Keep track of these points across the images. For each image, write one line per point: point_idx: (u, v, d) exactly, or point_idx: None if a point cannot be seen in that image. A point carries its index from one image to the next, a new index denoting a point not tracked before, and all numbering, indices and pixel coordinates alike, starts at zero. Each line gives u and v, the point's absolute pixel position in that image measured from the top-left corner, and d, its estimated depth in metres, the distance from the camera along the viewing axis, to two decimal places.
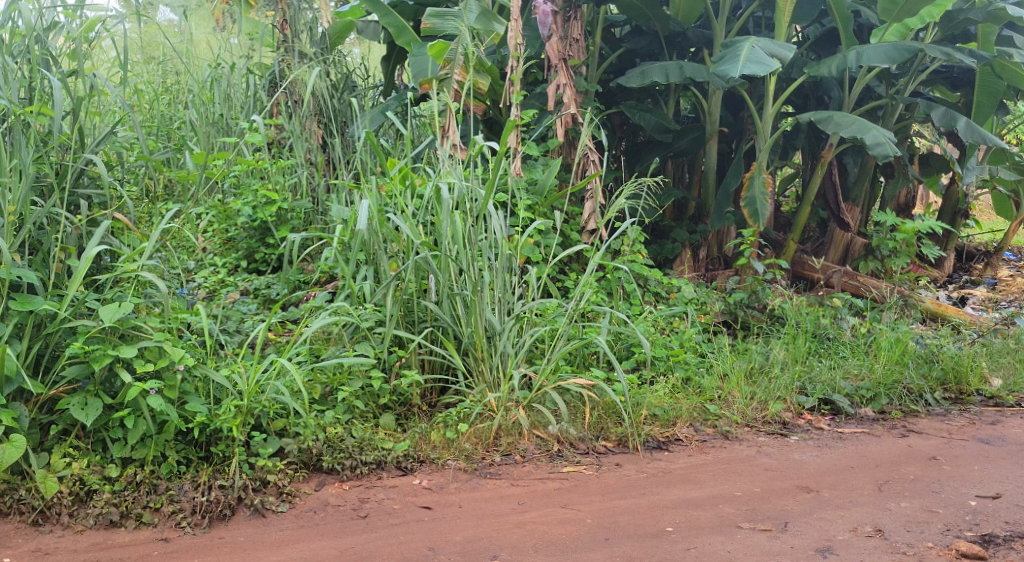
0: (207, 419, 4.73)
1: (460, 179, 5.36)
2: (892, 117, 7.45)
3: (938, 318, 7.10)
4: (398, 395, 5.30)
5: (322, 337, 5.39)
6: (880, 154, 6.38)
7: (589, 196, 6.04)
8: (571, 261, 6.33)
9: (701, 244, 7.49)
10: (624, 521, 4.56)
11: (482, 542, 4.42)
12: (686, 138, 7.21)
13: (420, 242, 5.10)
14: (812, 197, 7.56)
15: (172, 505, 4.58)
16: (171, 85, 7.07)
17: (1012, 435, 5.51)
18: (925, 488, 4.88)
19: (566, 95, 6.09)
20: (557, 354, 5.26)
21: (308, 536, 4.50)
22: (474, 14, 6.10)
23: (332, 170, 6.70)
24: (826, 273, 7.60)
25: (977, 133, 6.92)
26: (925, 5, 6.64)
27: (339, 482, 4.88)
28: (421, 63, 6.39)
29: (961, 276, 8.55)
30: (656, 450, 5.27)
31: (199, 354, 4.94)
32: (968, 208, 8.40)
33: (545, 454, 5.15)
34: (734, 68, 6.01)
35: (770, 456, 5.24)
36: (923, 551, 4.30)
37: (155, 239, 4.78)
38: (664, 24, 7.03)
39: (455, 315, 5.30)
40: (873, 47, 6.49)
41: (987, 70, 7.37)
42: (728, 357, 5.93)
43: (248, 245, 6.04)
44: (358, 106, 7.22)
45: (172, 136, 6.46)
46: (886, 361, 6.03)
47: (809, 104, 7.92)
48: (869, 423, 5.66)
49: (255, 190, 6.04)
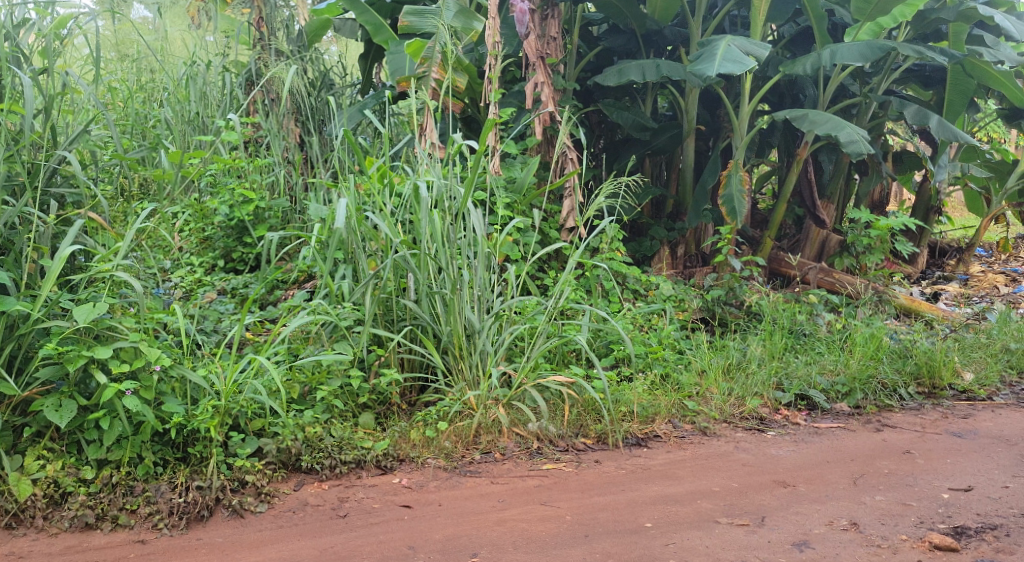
0: (184, 420, 4.71)
1: (438, 177, 5.35)
2: (865, 115, 7.52)
3: (912, 313, 7.19)
4: (377, 394, 5.29)
5: (301, 336, 5.38)
6: (854, 151, 6.45)
7: (567, 194, 6.05)
8: (550, 259, 6.35)
9: (679, 242, 7.50)
10: (604, 518, 4.58)
11: (462, 540, 4.42)
12: (664, 137, 7.23)
13: (399, 240, 5.11)
14: (789, 194, 7.58)
15: (148, 507, 4.55)
16: (146, 82, 6.97)
17: (985, 428, 5.59)
18: (899, 482, 4.95)
19: (544, 94, 6.09)
20: (536, 352, 5.29)
21: (287, 536, 4.48)
22: (451, 12, 6.10)
23: (310, 168, 6.68)
24: (802, 269, 7.66)
25: (949, 130, 7.00)
26: (898, 5, 6.69)
27: (317, 482, 4.87)
28: (398, 62, 6.37)
29: (934, 272, 8.64)
30: (635, 446, 5.31)
31: (176, 354, 4.91)
32: (940, 205, 8.49)
33: (524, 451, 5.16)
34: (710, 67, 6.03)
35: (747, 451, 5.28)
36: (897, 543, 4.35)
37: (129, 238, 4.74)
38: (641, 22, 7.06)
39: (435, 313, 5.29)
40: (847, 46, 6.53)
41: (958, 69, 7.46)
42: (706, 354, 5.99)
43: (225, 244, 6.00)
44: (335, 104, 7.18)
45: (147, 135, 6.41)
46: (861, 356, 6.09)
47: (784, 102, 7.97)
48: (845, 417, 5.72)
49: (232, 188, 6.00)
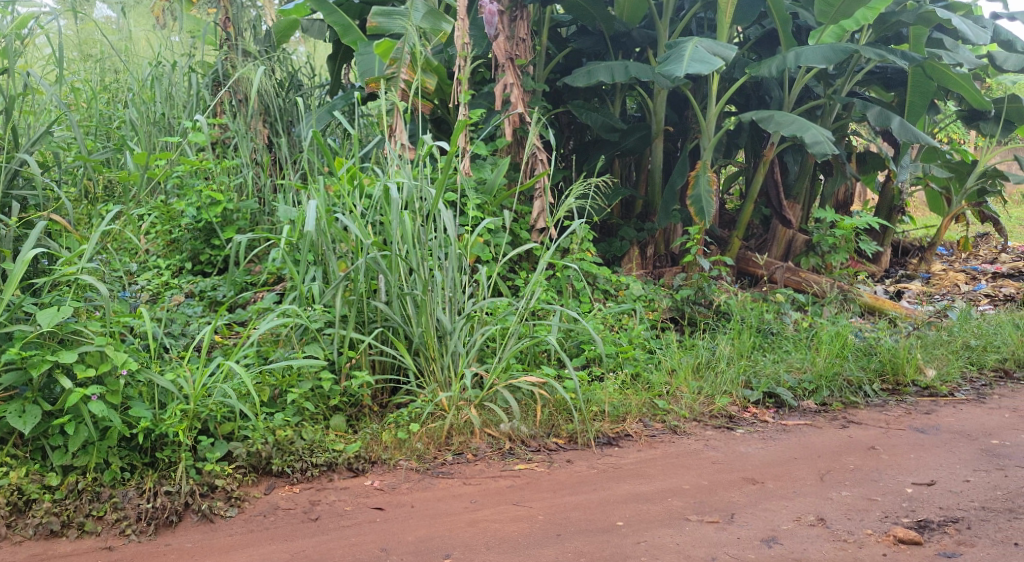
0: (152, 424, 4.67)
1: (409, 178, 5.34)
2: (829, 116, 7.64)
3: (875, 311, 7.32)
4: (348, 396, 5.26)
5: (271, 338, 5.34)
6: (819, 152, 6.54)
7: (538, 195, 6.06)
8: (521, 259, 6.36)
9: (649, 242, 7.55)
10: (575, 517, 4.61)
11: (434, 541, 4.43)
12: (633, 138, 7.28)
13: (369, 242, 5.10)
14: (755, 194, 7.66)
15: (115, 513, 4.50)
16: (110, 83, 6.86)
17: (946, 424, 5.70)
18: (864, 477, 5.03)
19: (513, 95, 6.12)
20: (508, 352, 5.30)
21: (258, 540, 4.46)
22: (420, 13, 6.07)
23: (279, 170, 6.63)
24: (770, 269, 7.75)
25: (910, 132, 7.11)
26: (860, 8, 6.80)
27: (288, 485, 4.85)
28: (367, 63, 6.35)
29: (897, 272, 8.79)
30: (606, 445, 5.34)
31: (142, 358, 4.86)
32: (903, 205, 8.64)
33: (497, 452, 5.18)
34: (678, 68, 6.08)
35: (717, 449, 5.34)
36: (863, 538, 4.43)
37: (94, 241, 4.68)
38: (609, 24, 7.09)
39: (405, 315, 5.28)
40: (811, 48, 6.62)
41: (918, 71, 7.58)
42: (676, 353, 6.04)
43: (192, 247, 5.93)
44: (303, 105, 7.14)
45: (111, 136, 6.32)
46: (828, 354, 6.17)
47: (751, 104, 8.06)
48: (812, 414, 5.81)
49: (199, 190, 5.92)
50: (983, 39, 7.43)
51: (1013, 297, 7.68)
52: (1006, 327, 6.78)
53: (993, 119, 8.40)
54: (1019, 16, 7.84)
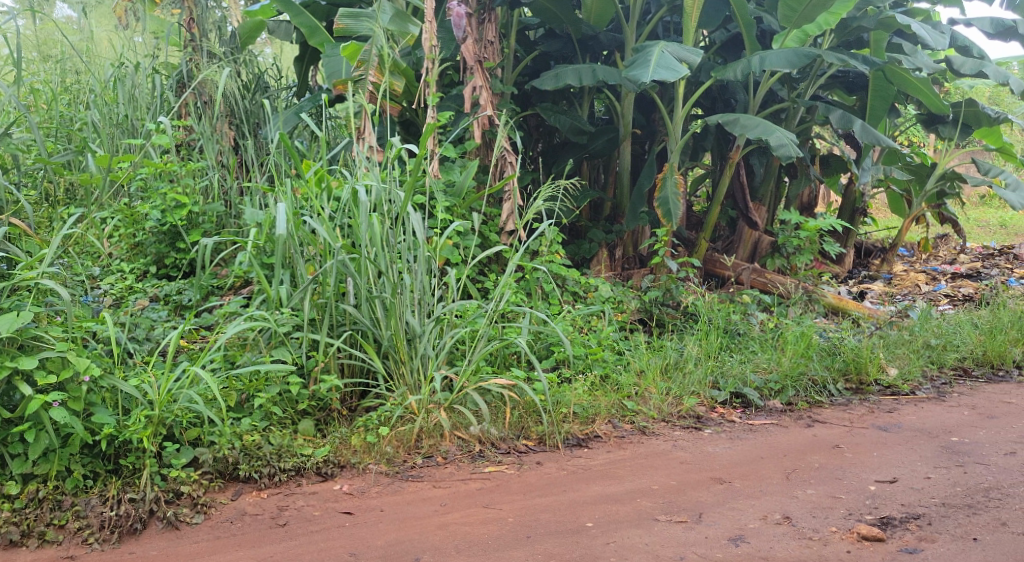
0: (115, 431, 4.60)
1: (377, 180, 5.33)
2: (794, 119, 7.74)
3: (839, 312, 7.43)
4: (317, 400, 5.20)
5: (237, 343, 5.28)
6: (783, 155, 6.61)
7: (507, 197, 6.07)
8: (490, 261, 6.37)
9: (617, 244, 7.60)
10: (545, 519, 4.62)
11: (404, 545, 4.41)
12: (601, 140, 7.39)
13: (338, 244, 5.06)
14: (721, 197, 7.74)
15: (78, 521, 4.44)
16: (70, 84, 6.74)
17: (908, 422, 5.79)
18: (829, 475, 5.10)
19: (482, 97, 6.13)
20: (478, 354, 5.30)
21: (225, 547, 4.41)
22: (388, 15, 6.03)
23: (245, 172, 6.57)
24: (736, 270, 7.84)
25: (871, 134, 7.22)
26: (822, 13, 6.89)
27: (256, 490, 4.80)
28: (334, 64, 6.32)
29: (860, 272, 8.94)
30: (576, 446, 5.36)
31: (106, 364, 4.77)
32: (865, 207, 8.78)
33: (466, 454, 5.17)
34: (644, 73, 6.13)
35: (685, 449, 5.39)
36: (828, 535, 4.49)
37: (56, 245, 4.59)
38: (577, 27, 7.15)
39: (374, 317, 5.26)
40: (775, 53, 6.69)
41: (880, 75, 7.63)
42: (644, 354, 6.08)
43: (157, 250, 5.86)
44: (270, 106, 7.09)
45: (73, 138, 6.25)
46: (793, 354, 6.26)
47: (717, 107, 8.19)
48: (777, 414, 5.87)
49: (164, 193, 5.86)
50: (941, 43, 7.57)
51: (971, 298, 7.83)
52: (964, 326, 6.91)
53: (951, 123, 8.59)
54: (974, 21, 8.00)
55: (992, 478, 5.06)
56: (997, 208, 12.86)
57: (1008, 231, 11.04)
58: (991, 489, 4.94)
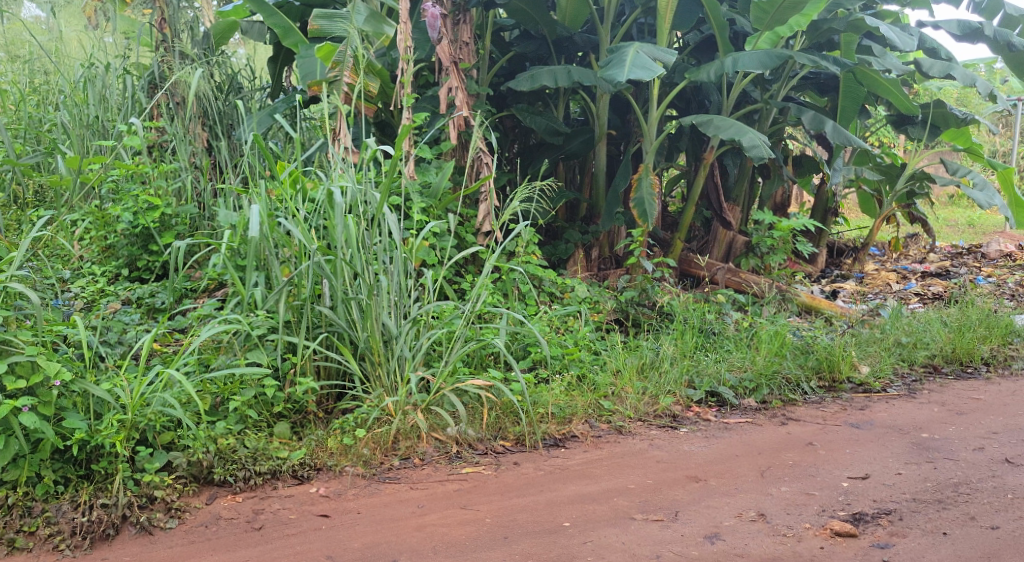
0: (87, 435, 4.53)
1: (352, 182, 5.31)
2: (767, 120, 7.82)
3: (812, 311, 7.53)
4: (293, 403, 5.17)
5: (212, 346, 5.23)
6: (755, 156, 6.65)
7: (483, 198, 6.09)
8: (467, 262, 6.38)
9: (593, 244, 7.63)
10: (523, 519, 4.63)
11: (382, 547, 4.40)
12: (576, 141, 7.40)
13: (314, 246, 5.03)
14: (695, 197, 7.79)
15: (49, 528, 4.37)
16: (39, 84, 6.68)
17: (880, 419, 5.87)
18: (802, 472, 5.15)
19: (458, 98, 6.14)
20: (455, 355, 5.29)
21: (199, 552, 4.36)
22: (362, 16, 6.01)
23: (219, 173, 6.54)
24: (711, 270, 7.90)
25: (843, 135, 7.29)
26: (794, 15, 6.96)
27: (231, 494, 4.76)
28: (309, 65, 6.29)
29: (832, 272, 9.04)
30: (553, 446, 5.37)
31: (77, 368, 4.70)
32: (836, 207, 8.89)
33: (444, 456, 5.16)
34: (620, 73, 6.15)
35: (661, 448, 5.41)
36: (802, 532, 4.54)
37: (24, 248, 4.51)
38: (551, 28, 7.17)
39: (350, 319, 5.23)
40: (748, 55, 6.73)
41: (850, 77, 7.81)
42: (621, 354, 6.11)
43: (129, 252, 5.80)
44: (244, 108, 7.05)
45: (42, 139, 6.29)
46: (767, 353, 6.32)
47: (691, 108, 8.24)
48: (752, 412, 5.92)
49: (135, 194, 5.78)
50: (910, 45, 7.66)
51: (940, 296, 7.93)
52: (934, 325, 6.99)
53: (920, 124, 8.71)
54: (942, 24, 8.11)
55: (961, 473, 5.14)
56: (965, 207, 13.07)
57: (974, 230, 11.20)
58: (960, 484, 5.01)
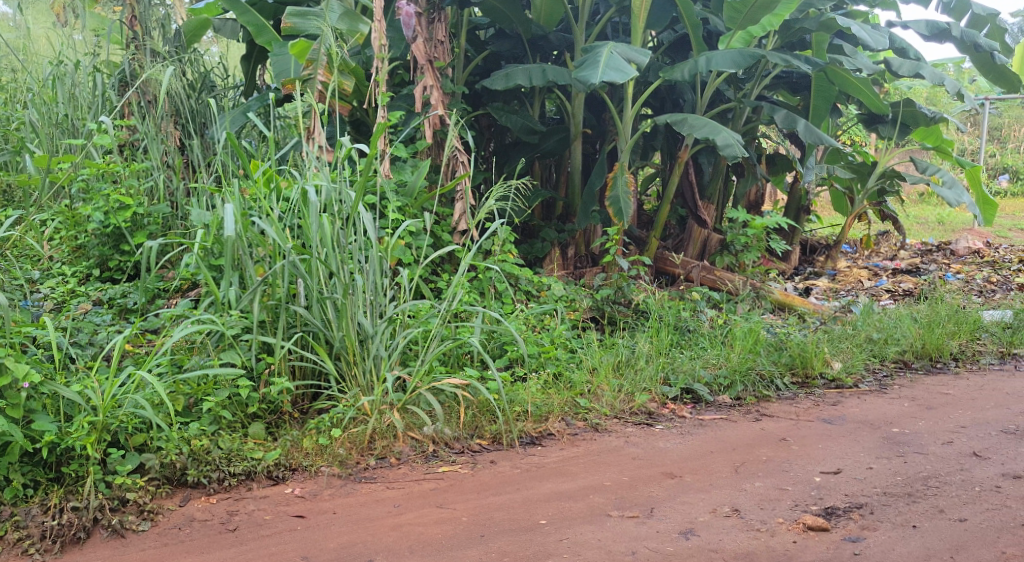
0: (56, 438, 4.48)
1: (327, 180, 5.27)
2: (740, 119, 7.87)
3: (785, 307, 7.59)
4: (268, 403, 5.13)
5: (185, 346, 5.19)
6: (729, 155, 6.69)
7: (459, 197, 6.09)
8: (443, 260, 6.37)
9: (569, 243, 7.64)
10: (498, 517, 4.62)
11: (358, 547, 4.38)
12: (552, 140, 7.41)
13: (289, 246, 4.99)
14: (670, 195, 7.82)
15: (18, 532, 4.30)
16: (7, 82, 6.67)
17: (851, 414, 5.93)
18: (775, 468, 5.19)
19: (433, 97, 6.14)
20: (430, 355, 5.27)
21: (173, 554, 4.32)
22: (336, 14, 5.99)
23: (192, 172, 6.49)
24: (686, 268, 7.93)
25: (815, 134, 7.35)
26: (765, 14, 7.01)
27: (205, 495, 4.71)
28: (283, 63, 6.23)
29: (806, 268, 9.19)
30: (529, 444, 5.38)
31: (46, 370, 4.65)
32: (809, 205, 8.99)
33: (420, 455, 5.15)
34: (594, 73, 6.16)
35: (637, 445, 5.43)
36: (775, 526, 4.58)
37: None
38: (526, 27, 7.16)
39: (326, 319, 5.20)
40: (721, 53, 6.77)
41: (822, 76, 7.88)
42: (596, 352, 6.13)
43: (100, 252, 5.73)
44: (217, 105, 7.01)
45: (11, 138, 6.24)
46: (741, 350, 6.37)
47: (666, 107, 8.29)
48: (727, 409, 5.96)
49: (106, 193, 5.69)
50: (880, 44, 7.74)
51: (910, 293, 8.04)
52: (904, 321, 7.07)
53: (890, 122, 8.81)
54: (911, 24, 8.21)
55: (930, 467, 5.21)
56: (934, 205, 13.22)
57: (942, 228, 11.34)
58: (929, 478, 5.08)
